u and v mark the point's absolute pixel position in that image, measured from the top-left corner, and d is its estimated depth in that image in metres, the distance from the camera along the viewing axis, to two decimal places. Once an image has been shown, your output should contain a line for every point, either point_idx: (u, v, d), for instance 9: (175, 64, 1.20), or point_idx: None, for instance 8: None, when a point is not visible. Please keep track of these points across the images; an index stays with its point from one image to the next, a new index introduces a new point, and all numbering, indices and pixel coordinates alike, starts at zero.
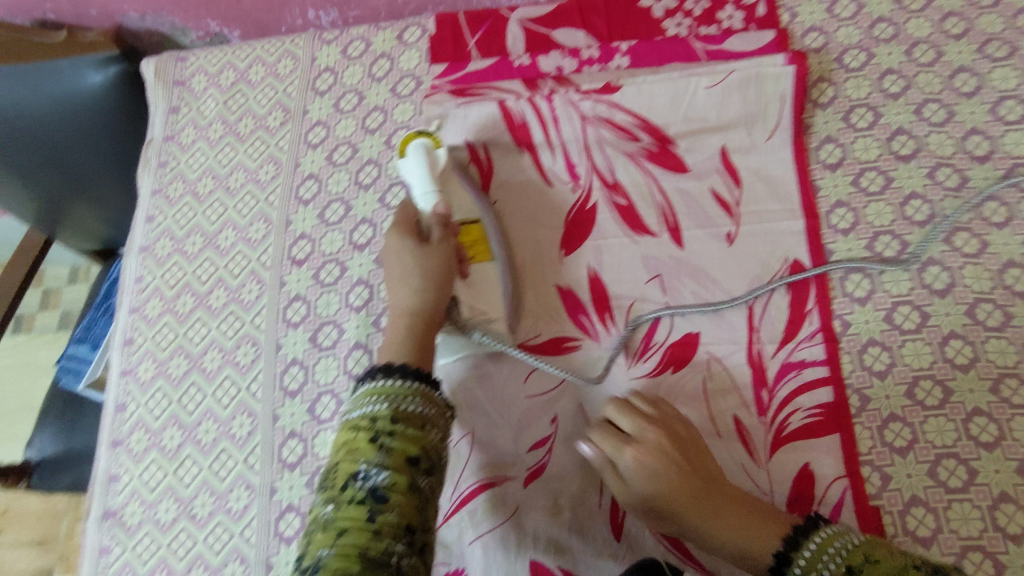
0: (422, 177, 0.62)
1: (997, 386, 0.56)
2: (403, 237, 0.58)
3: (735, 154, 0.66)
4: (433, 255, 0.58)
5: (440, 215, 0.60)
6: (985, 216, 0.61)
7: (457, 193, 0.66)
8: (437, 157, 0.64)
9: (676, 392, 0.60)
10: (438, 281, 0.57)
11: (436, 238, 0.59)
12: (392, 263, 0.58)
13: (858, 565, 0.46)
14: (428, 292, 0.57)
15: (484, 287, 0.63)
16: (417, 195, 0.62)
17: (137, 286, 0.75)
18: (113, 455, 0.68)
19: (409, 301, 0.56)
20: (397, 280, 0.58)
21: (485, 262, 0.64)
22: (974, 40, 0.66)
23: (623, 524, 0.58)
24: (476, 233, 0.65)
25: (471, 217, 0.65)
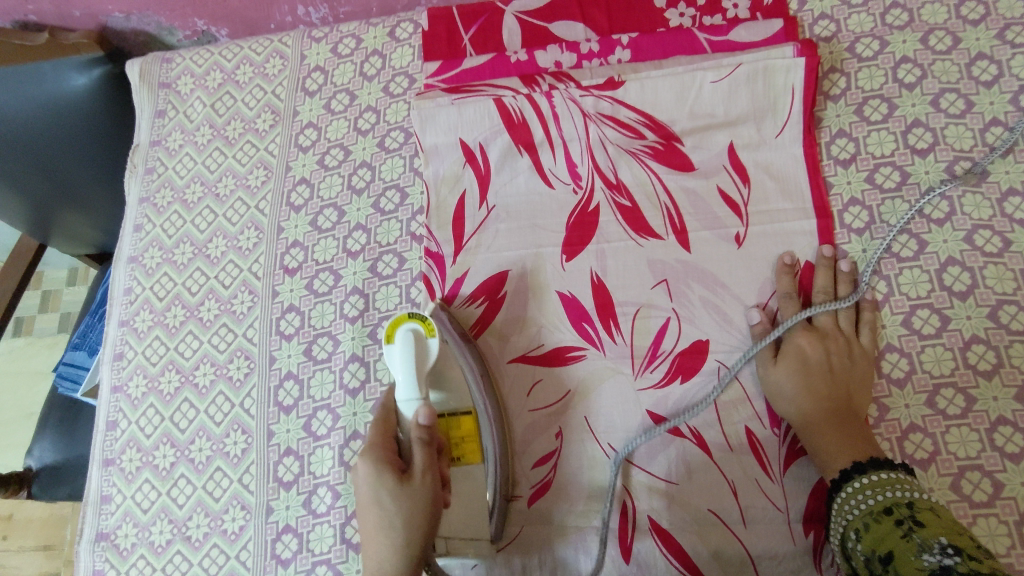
0: (408, 378, 0.54)
1: (1022, 393, 0.54)
2: (381, 472, 0.50)
3: (743, 151, 0.63)
4: (415, 498, 0.50)
5: (424, 429, 0.52)
6: (1008, 213, 0.58)
7: (455, 386, 0.56)
8: (428, 350, 0.54)
9: (686, 403, 0.58)
10: (422, 528, 0.50)
11: (416, 475, 0.51)
12: (364, 491, 0.51)
13: (919, 508, 0.46)
14: (410, 545, 0.49)
15: (470, 503, 0.56)
16: (399, 395, 0.54)
17: (125, 299, 0.73)
18: (105, 474, 0.66)
19: (388, 562, 0.49)
20: (374, 532, 0.50)
21: (475, 465, 0.56)
22: (994, 25, 0.63)
23: (632, 544, 0.56)
24: (470, 427, 0.56)
25: (466, 406, 0.56)
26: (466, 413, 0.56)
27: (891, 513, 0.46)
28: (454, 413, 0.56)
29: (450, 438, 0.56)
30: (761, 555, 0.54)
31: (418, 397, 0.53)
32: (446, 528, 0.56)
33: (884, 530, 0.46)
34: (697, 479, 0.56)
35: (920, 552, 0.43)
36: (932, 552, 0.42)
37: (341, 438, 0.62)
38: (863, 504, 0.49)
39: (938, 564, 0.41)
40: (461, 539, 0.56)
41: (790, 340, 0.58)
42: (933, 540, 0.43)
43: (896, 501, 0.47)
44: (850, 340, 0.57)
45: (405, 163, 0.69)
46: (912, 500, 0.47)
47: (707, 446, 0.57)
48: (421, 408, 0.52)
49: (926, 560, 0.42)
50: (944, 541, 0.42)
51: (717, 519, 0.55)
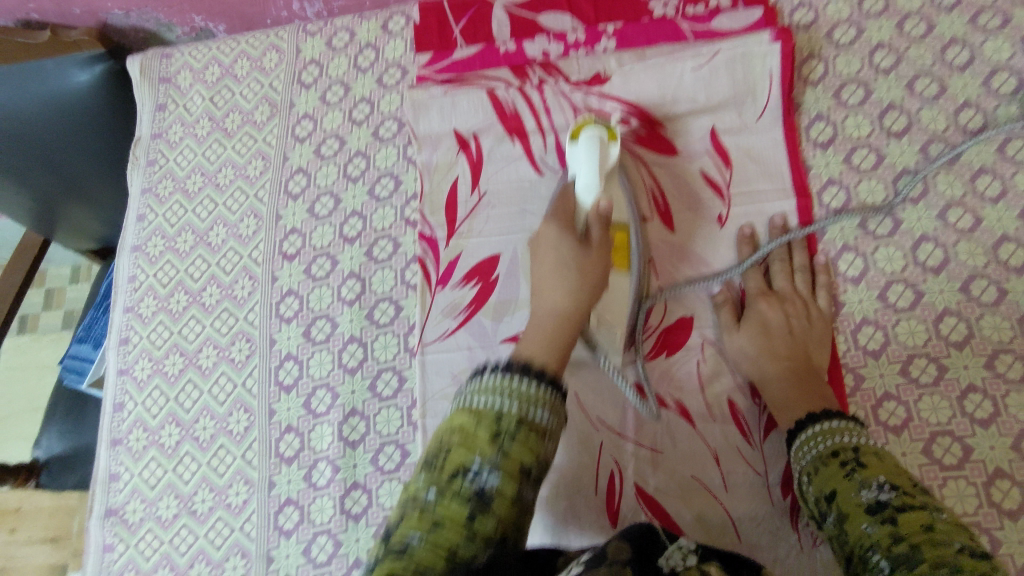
0: (590, 172, 0.57)
1: (991, 362, 0.56)
2: (562, 234, 0.56)
3: (725, 135, 0.65)
4: (591, 257, 0.55)
5: (601, 215, 0.55)
6: (979, 191, 0.60)
7: (617, 196, 0.60)
8: (609, 153, 0.59)
9: (670, 376, 0.60)
10: (593, 282, 0.55)
11: (594, 233, 0.55)
12: (543, 276, 0.56)
13: (864, 452, 0.48)
14: (581, 294, 0.54)
15: (616, 293, 0.59)
16: (580, 184, 0.57)
17: (130, 286, 0.75)
18: (113, 454, 0.69)
19: (561, 305, 0.54)
20: (549, 276, 0.55)
21: (624, 275, 0.60)
22: (965, 11, 0.65)
23: (620, 509, 0.58)
24: (623, 241, 0.60)
25: (623, 222, 0.60)
26: (620, 224, 0.60)
27: (837, 457, 0.48)
28: (615, 223, 0.60)
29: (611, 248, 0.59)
30: (741, 518, 0.56)
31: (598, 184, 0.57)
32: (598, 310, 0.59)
33: (830, 472, 0.48)
34: (681, 447, 0.59)
35: (860, 489, 0.46)
36: (870, 488, 0.45)
37: (340, 415, 0.64)
38: (813, 450, 0.50)
39: (875, 499, 0.44)
40: (610, 324, 0.59)
41: (751, 305, 0.61)
42: (872, 479, 0.46)
43: (843, 446, 0.49)
44: (808, 304, 0.60)
45: (399, 152, 0.72)
46: (857, 445, 0.49)
47: (691, 416, 0.59)
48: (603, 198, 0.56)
49: (864, 497, 0.45)
50: (883, 480, 0.45)
51: (701, 486, 0.57)
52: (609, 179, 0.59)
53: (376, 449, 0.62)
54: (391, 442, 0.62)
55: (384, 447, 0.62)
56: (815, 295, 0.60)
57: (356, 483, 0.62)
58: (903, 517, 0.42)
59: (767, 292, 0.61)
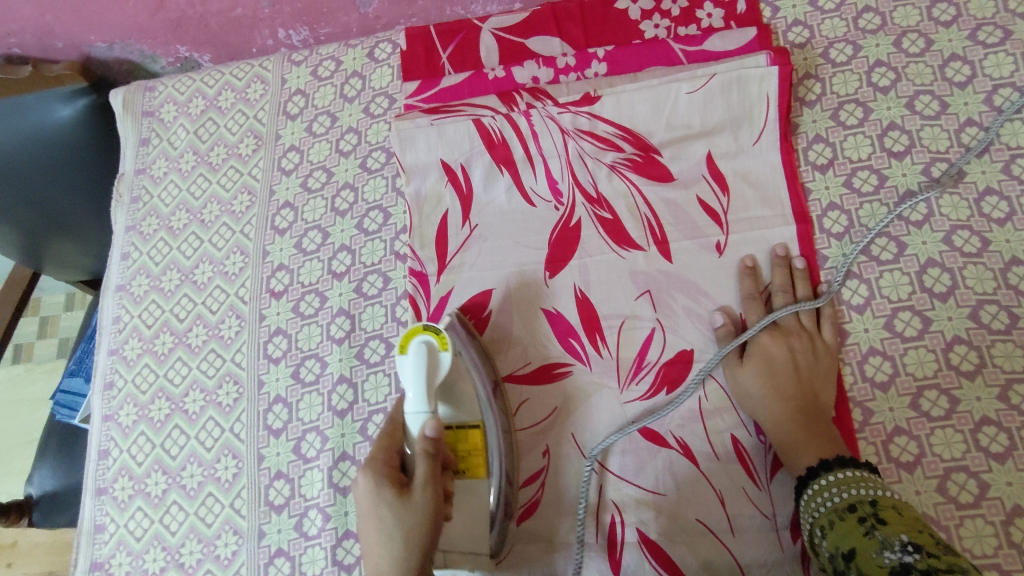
0: (418, 392, 0.53)
1: (1004, 393, 0.54)
2: (380, 488, 0.50)
3: (721, 160, 0.63)
4: (417, 512, 0.49)
5: (430, 440, 0.51)
6: (985, 213, 0.58)
7: (465, 406, 0.56)
8: (440, 363, 0.54)
9: (672, 414, 0.58)
10: (422, 547, 0.48)
11: (416, 490, 0.49)
12: (365, 507, 0.50)
13: (882, 507, 0.46)
14: (415, 552, 0.48)
15: (471, 523, 0.55)
16: (409, 408, 0.53)
17: (114, 328, 0.73)
18: (98, 504, 0.67)
19: (387, 568, 0.48)
20: (374, 545, 0.49)
21: (480, 481, 0.55)
22: (965, 25, 0.63)
23: (622, 556, 0.56)
24: (477, 440, 0.55)
25: (474, 420, 0.56)
26: (473, 428, 0.56)
27: (854, 511, 0.47)
28: (462, 427, 0.56)
29: (457, 453, 0.55)
30: (750, 564, 0.54)
31: (427, 410, 0.53)
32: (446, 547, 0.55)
33: (847, 528, 0.46)
34: (685, 489, 0.56)
35: (882, 549, 0.43)
36: (892, 548, 0.42)
37: (330, 460, 0.62)
38: (829, 502, 0.49)
39: (900, 561, 0.41)
40: (461, 553, 0.55)
41: (755, 341, 0.59)
42: (894, 537, 0.43)
43: (860, 499, 0.47)
44: (813, 336, 0.58)
45: (388, 183, 0.70)
46: (875, 498, 0.47)
47: (694, 456, 0.57)
48: (432, 421, 0.52)
49: (886, 558, 0.42)
50: (905, 538, 0.42)
51: (706, 531, 0.55)
52: (449, 394, 0.56)
53: None
54: None
55: None
56: (820, 326, 0.59)
57: (348, 532, 0.59)
58: None
59: (771, 326, 0.60)
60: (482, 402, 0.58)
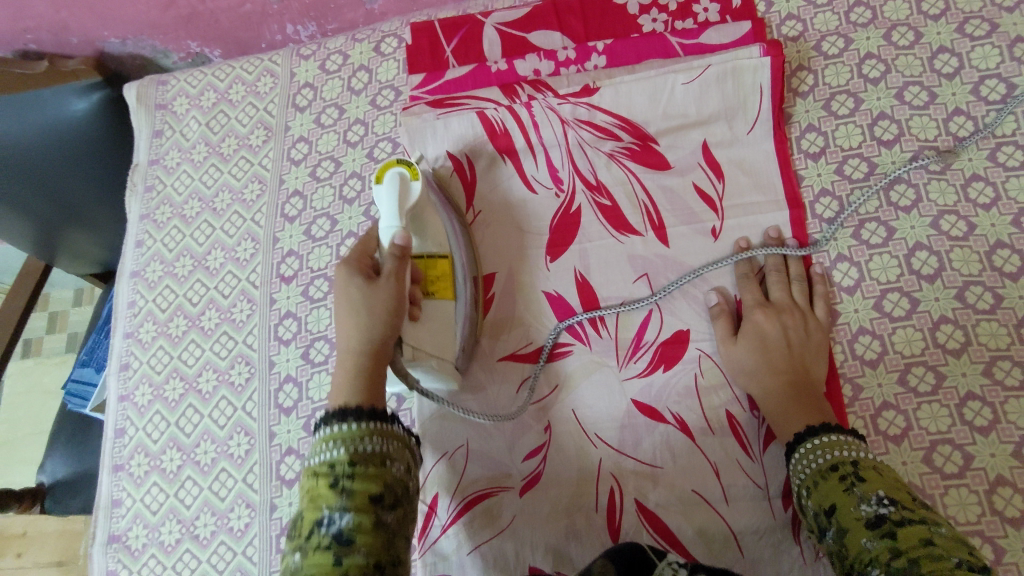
0: (390, 210, 0.59)
1: (989, 370, 0.56)
2: (351, 275, 0.56)
3: (716, 149, 0.65)
4: (383, 293, 0.54)
5: (396, 249, 0.56)
6: (971, 198, 0.60)
7: (432, 229, 0.61)
8: (411, 191, 0.60)
9: (668, 390, 0.60)
10: (386, 317, 0.53)
11: (384, 277, 0.55)
12: (340, 302, 0.55)
13: (862, 465, 0.49)
14: (376, 321, 0.53)
15: (438, 328, 0.59)
16: (382, 228, 0.59)
17: (130, 311, 0.76)
18: (115, 480, 0.69)
19: (354, 343, 0.54)
20: (344, 316, 0.55)
21: (448, 300, 0.60)
22: (953, 19, 0.65)
23: (620, 525, 0.58)
24: (444, 267, 0.60)
25: (442, 250, 0.61)
26: (442, 257, 0.61)
27: (837, 471, 0.49)
28: (433, 254, 0.61)
29: (428, 275, 0.60)
30: (743, 531, 0.56)
31: (397, 224, 0.58)
32: (414, 338, 0.57)
33: (830, 487, 0.48)
34: (680, 462, 0.59)
35: (860, 504, 0.46)
36: (870, 502, 0.46)
37: None
38: (813, 463, 0.51)
39: (874, 513, 0.45)
40: (427, 353, 0.58)
41: (749, 317, 0.61)
42: (872, 492, 0.46)
43: (842, 459, 0.49)
44: (805, 314, 0.60)
45: None
46: (857, 458, 0.49)
47: (689, 429, 0.59)
48: (399, 234, 0.57)
49: (864, 511, 0.45)
50: (882, 493, 0.46)
51: (701, 501, 0.57)
52: (419, 219, 0.61)
53: None
54: None
55: None
56: (812, 306, 0.61)
57: None
58: (903, 532, 0.43)
59: (764, 304, 0.61)
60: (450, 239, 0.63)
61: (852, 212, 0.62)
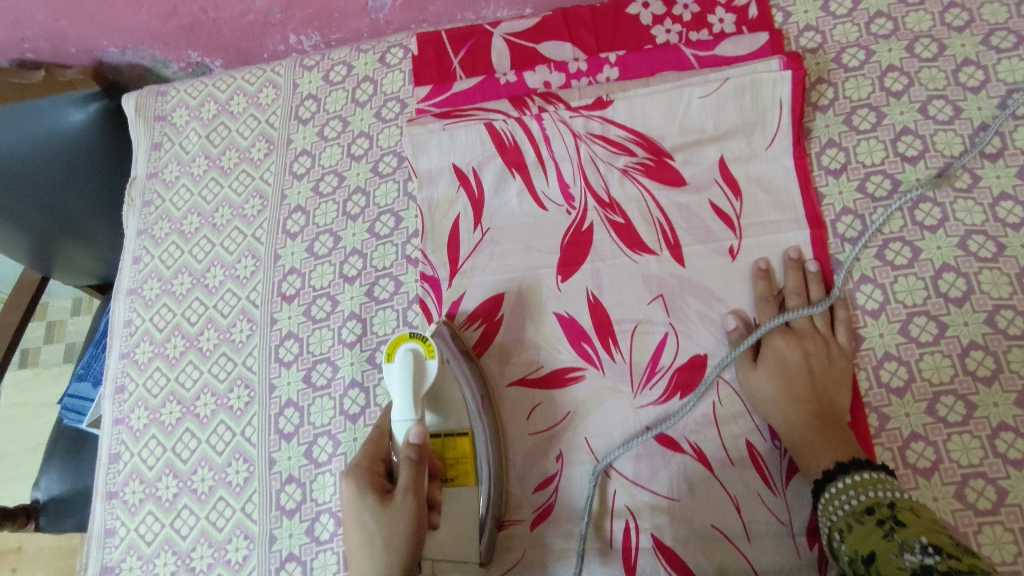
0: (404, 400, 0.53)
1: (1022, 398, 0.54)
2: (362, 493, 0.51)
3: (733, 165, 0.63)
4: (399, 519, 0.49)
5: (412, 455, 0.50)
6: (1000, 218, 0.58)
7: (452, 406, 0.57)
8: (427, 372, 0.54)
9: (685, 419, 0.58)
10: (403, 556, 0.49)
11: (398, 494, 0.50)
12: (347, 511, 0.52)
13: (901, 508, 0.46)
14: (394, 556, 0.49)
15: (461, 520, 0.56)
16: (394, 416, 0.53)
17: (125, 331, 0.73)
18: (109, 507, 0.66)
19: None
20: (357, 547, 0.50)
21: (468, 487, 0.57)
22: (978, 31, 0.63)
23: (636, 561, 0.56)
24: (463, 449, 0.57)
25: (462, 429, 0.57)
26: (461, 437, 0.57)
27: (873, 513, 0.47)
28: (451, 434, 0.57)
29: (445, 460, 0.56)
30: (766, 570, 0.54)
31: (411, 415, 0.53)
32: (433, 551, 0.55)
33: (865, 531, 0.46)
34: (699, 494, 0.56)
35: (902, 552, 0.43)
36: (913, 551, 0.42)
37: (343, 464, 0.62)
38: (847, 505, 0.49)
39: (920, 564, 0.41)
40: (446, 563, 0.56)
41: (768, 344, 0.59)
42: (914, 539, 0.43)
43: (877, 501, 0.47)
44: (828, 340, 0.58)
45: (399, 188, 0.70)
46: (893, 500, 0.47)
47: (708, 460, 0.57)
48: (415, 426, 0.52)
49: (907, 560, 0.42)
50: (925, 540, 0.42)
51: (721, 537, 0.55)
52: (436, 400, 0.57)
53: None
54: None
55: None
56: (835, 331, 0.58)
57: None
58: None
59: (783, 328, 0.60)
60: (471, 406, 0.59)
61: (877, 231, 0.59)
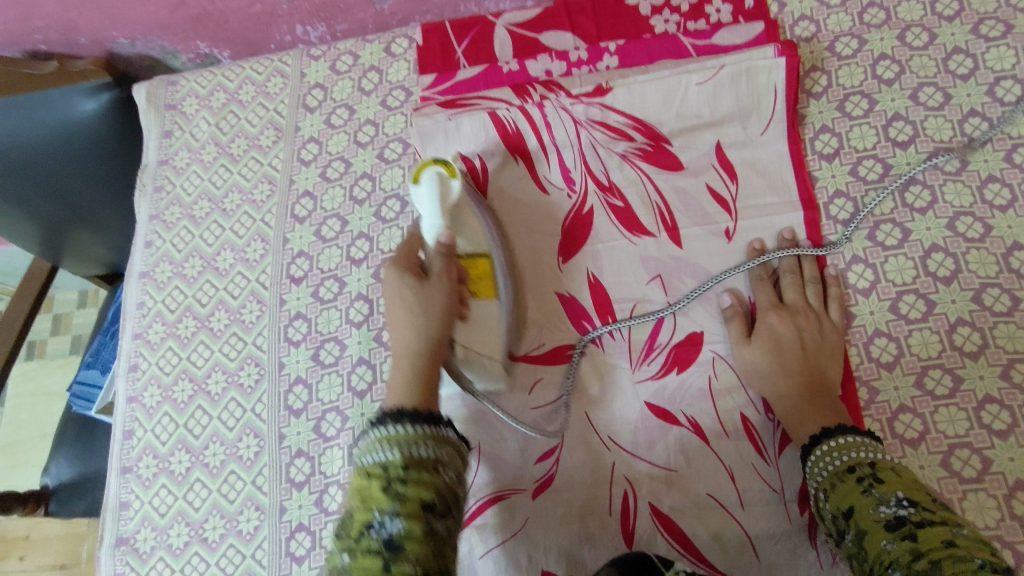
0: (434, 210, 0.58)
1: (1007, 372, 0.56)
2: (403, 274, 0.55)
3: (729, 150, 0.65)
4: (434, 295, 0.54)
5: (443, 249, 0.56)
6: (988, 200, 0.60)
7: (472, 228, 0.61)
8: (451, 188, 0.59)
9: (682, 393, 0.60)
10: (440, 322, 0.53)
11: (436, 276, 0.55)
12: (392, 301, 0.55)
13: (880, 466, 0.48)
14: (434, 334, 0.53)
15: (485, 328, 0.59)
16: (427, 227, 0.58)
17: (138, 312, 0.75)
18: (123, 481, 0.69)
19: (412, 341, 0.52)
20: (398, 318, 0.54)
21: (491, 300, 0.60)
22: (968, 20, 0.65)
23: (634, 528, 0.57)
24: (485, 267, 0.60)
25: (481, 250, 0.61)
26: (480, 254, 0.60)
27: (854, 472, 0.49)
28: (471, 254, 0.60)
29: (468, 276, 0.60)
30: (760, 537, 0.55)
31: (440, 225, 0.58)
32: (462, 341, 0.58)
33: (847, 488, 0.48)
34: (695, 464, 0.58)
35: (879, 506, 0.46)
36: (889, 504, 0.45)
37: (351, 438, 0.64)
38: (830, 465, 0.50)
39: (894, 516, 0.45)
40: (477, 354, 0.59)
41: (762, 319, 0.61)
42: (891, 494, 0.46)
43: (859, 461, 0.49)
44: (821, 316, 0.60)
45: (405, 173, 0.72)
46: (874, 460, 0.49)
47: (703, 432, 0.59)
48: (444, 232, 0.57)
49: (883, 513, 0.45)
50: (901, 495, 0.45)
51: (715, 504, 0.57)
52: (457, 215, 0.60)
53: None
54: None
55: None
56: (827, 307, 0.60)
57: None
58: (923, 534, 0.42)
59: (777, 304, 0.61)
60: (487, 235, 0.62)
61: (868, 213, 0.61)
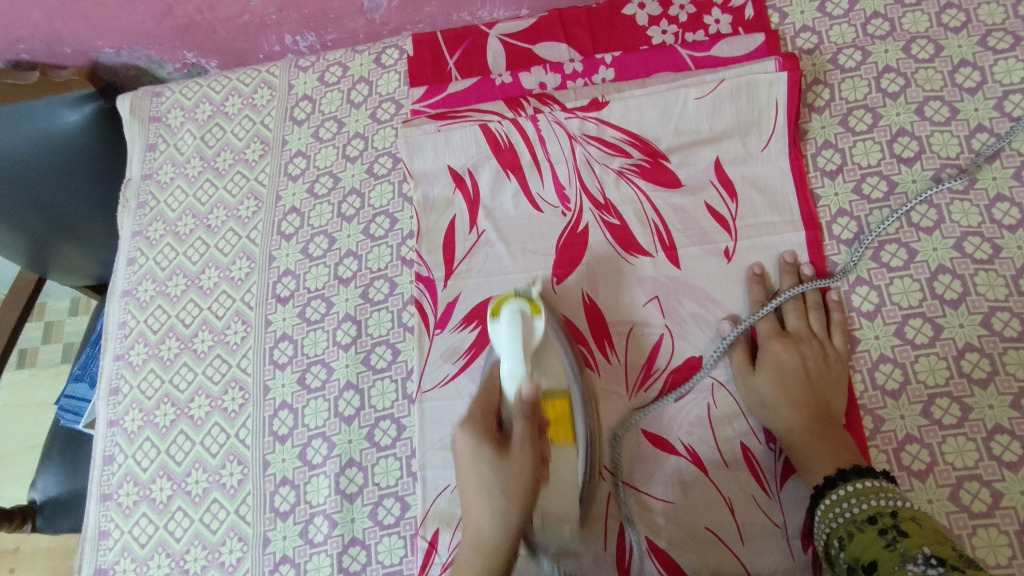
0: (515, 357, 0.53)
1: (1017, 401, 0.53)
2: (480, 446, 0.51)
3: (729, 166, 0.63)
4: (515, 477, 0.49)
5: (526, 404, 0.51)
6: (996, 219, 0.58)
7: (552, 367, 0.56)
8: (535, 327, 0.55)
9: (681, 421, 0.58)
10: (522, 500, 0.48)
11: (516, 446, 0.50)
12: (464, 458, 0.51)
13: (904, 517, 0.45)
14: (511, 520, 0.48)
15: (563, 488, 0.54)
16: (506, 372, 0.53)
17: (120, 332, 0.73)
18: (103, 510, 0.66)
19: (486, 528, 0.48)
20: (472, 496, 0.50)
21: (569, 448, 0.55)
22: (975, 31, 0.63)
23: (631, 563, 0.56)
24: (563, 408, 0.55)
25: (561, 387, 0.56)
26: (559, 393, 0.56)
27: (875, 523, 0.46)
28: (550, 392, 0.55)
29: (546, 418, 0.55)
30: (761, 572, 0.53)
31: (522, 371, 0.53)
32: (542, 510, 0.54)
33: (867, 540, 0.46)
34: (693, 496, 0.56)
35: (904, 563, 0.43)
36: (915, 562, 0.42)
37: (337, 466, 0.61)
38: (848, 512, 0.48)
39: (921, 575, 0.41)
40: (556, 523, 0.54)
41: (766, 347, 0.59)
42: (916, 550, 0.43)
43: (880, 510, 0.47)
44: (824, 344, 0.58)
45: (394, 189, 0.70)
46: (896, 508, 0.46)
47: (703, 462, 0.57)
48: (527, 383, 0.52)
49: (909, 571, 0.42)
50: (927, 552, 0.42)
51: (714, 538, 0.55)
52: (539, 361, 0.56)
53: (374, 503, 0.60)
54: (390, 495, 0.60)
55: (383, 500, 0.60)
56: (829, 333, 0.58)
57: (354, 539, 0.59)
58: None
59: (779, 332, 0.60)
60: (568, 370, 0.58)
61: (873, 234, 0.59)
